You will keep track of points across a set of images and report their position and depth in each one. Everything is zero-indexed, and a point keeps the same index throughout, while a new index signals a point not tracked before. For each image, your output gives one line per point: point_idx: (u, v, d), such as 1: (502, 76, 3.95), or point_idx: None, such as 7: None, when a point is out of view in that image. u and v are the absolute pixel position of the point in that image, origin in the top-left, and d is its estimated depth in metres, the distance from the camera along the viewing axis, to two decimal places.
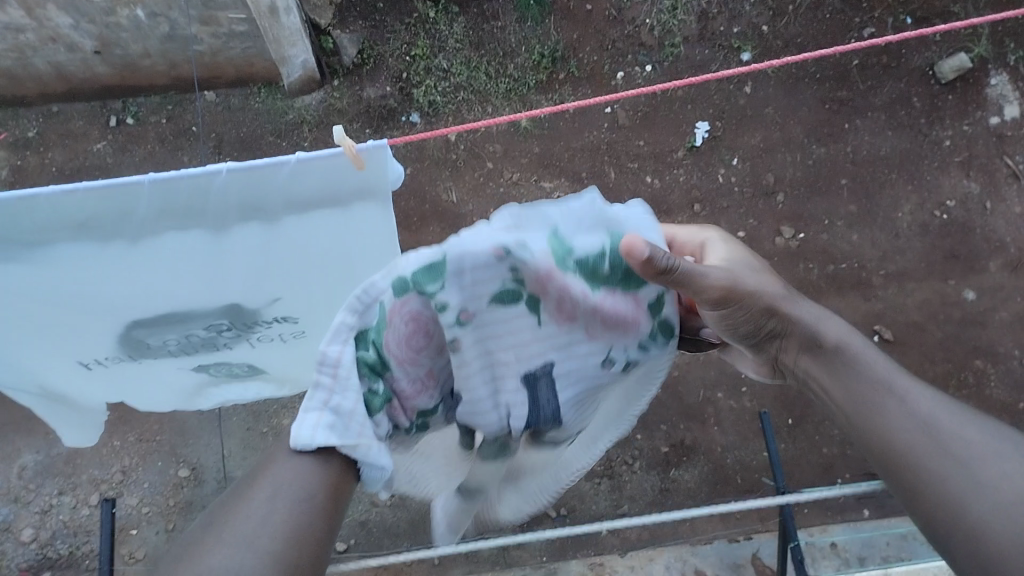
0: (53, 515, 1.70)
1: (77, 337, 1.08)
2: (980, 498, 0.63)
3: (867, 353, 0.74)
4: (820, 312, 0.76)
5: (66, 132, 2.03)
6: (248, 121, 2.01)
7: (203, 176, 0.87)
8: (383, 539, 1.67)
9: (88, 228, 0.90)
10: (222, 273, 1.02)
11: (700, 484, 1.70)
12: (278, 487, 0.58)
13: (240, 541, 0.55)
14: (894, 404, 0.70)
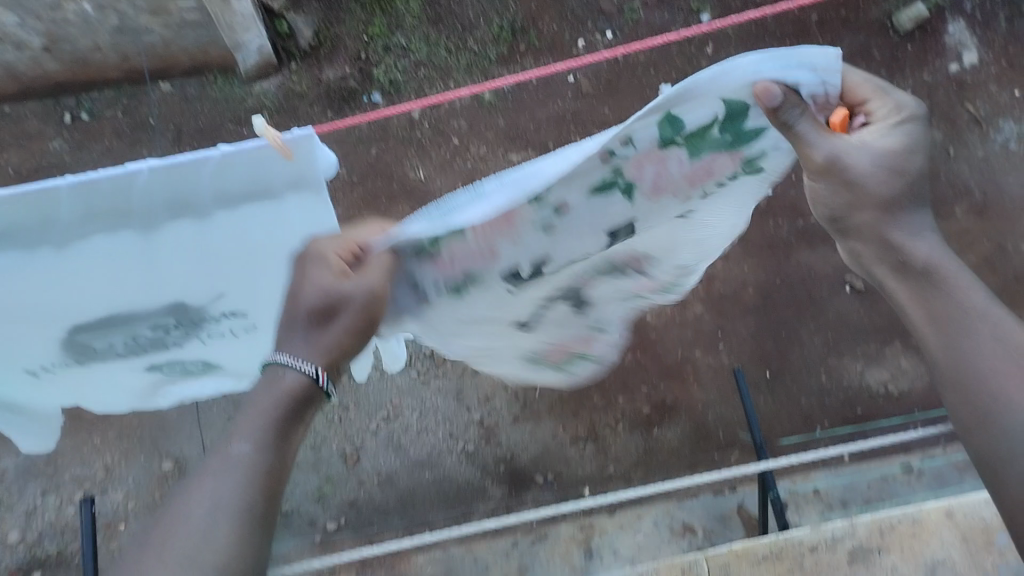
0: (38, 517, 1.68)
1: (23, 345, 1.06)
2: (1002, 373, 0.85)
3: (956, 272, 0.89)
4: (929, 226, 0.89)
5: (22, 130, 1.99)
6: (206, 110, 1.98)
7: (123, 176, 0.81)
8: (375, 516, 1.67)
9: (11, 235, 0.85)
10: (162, 275, 0.98)
11: (683, 443, 1.71)
12: (221, 484, 0.84)
13: (203, 526, 0.82)
14: (968, 316, 0.88)
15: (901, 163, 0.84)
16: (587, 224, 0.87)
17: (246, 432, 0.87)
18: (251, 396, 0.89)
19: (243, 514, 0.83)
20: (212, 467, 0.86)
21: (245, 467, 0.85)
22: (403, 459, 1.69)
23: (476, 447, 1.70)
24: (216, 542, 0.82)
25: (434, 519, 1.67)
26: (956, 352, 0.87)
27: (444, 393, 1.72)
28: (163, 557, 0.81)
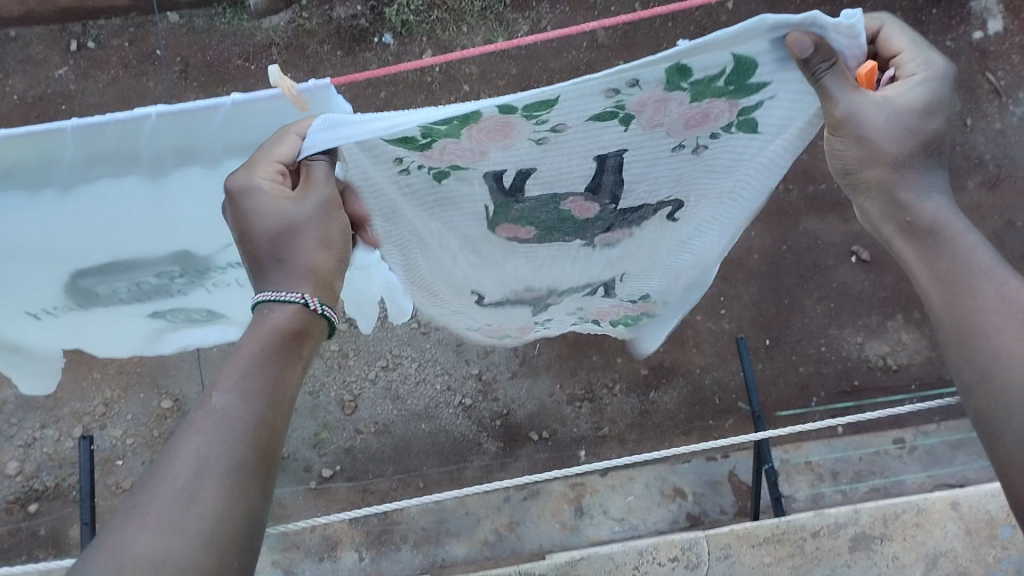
0: (37, 449, 1.70)
1: (24, 287, 1.06)
2: (1012, 343, 0.74)
3: (966, 237, 0.80)
4: (941, 186, 0.80)
5: (25, 57, 1.95)
6: (214, 44, 1.94)
7: (131, 121, 0.78)
8: (369, 465, 1.68)
9: (13, 175, 0.83)
10: (165, 218, 0.95)
11: (679, 406, 1.72)
12: (214, 423, 0.71)
13: (170, 524, 0.64)
14: (984, 285, 0.78)
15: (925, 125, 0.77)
16: (581, 160, 0.82)
17: (234, 387, 0.74)
18: (236, 360, 0.76)
19: (230, 475, 0.69)
20: (196, 416, 0.72)
21: (234, 421, 0.72)
22: (400, 410, 1.70)
23: (473, 401, 1.71)
24: (206, 507, 0.66)
25: (428, 471, 1.68)
26: (943, 304, 0.80)
27: (443, 344, 1.72)
28: (144, 525, 0.64)
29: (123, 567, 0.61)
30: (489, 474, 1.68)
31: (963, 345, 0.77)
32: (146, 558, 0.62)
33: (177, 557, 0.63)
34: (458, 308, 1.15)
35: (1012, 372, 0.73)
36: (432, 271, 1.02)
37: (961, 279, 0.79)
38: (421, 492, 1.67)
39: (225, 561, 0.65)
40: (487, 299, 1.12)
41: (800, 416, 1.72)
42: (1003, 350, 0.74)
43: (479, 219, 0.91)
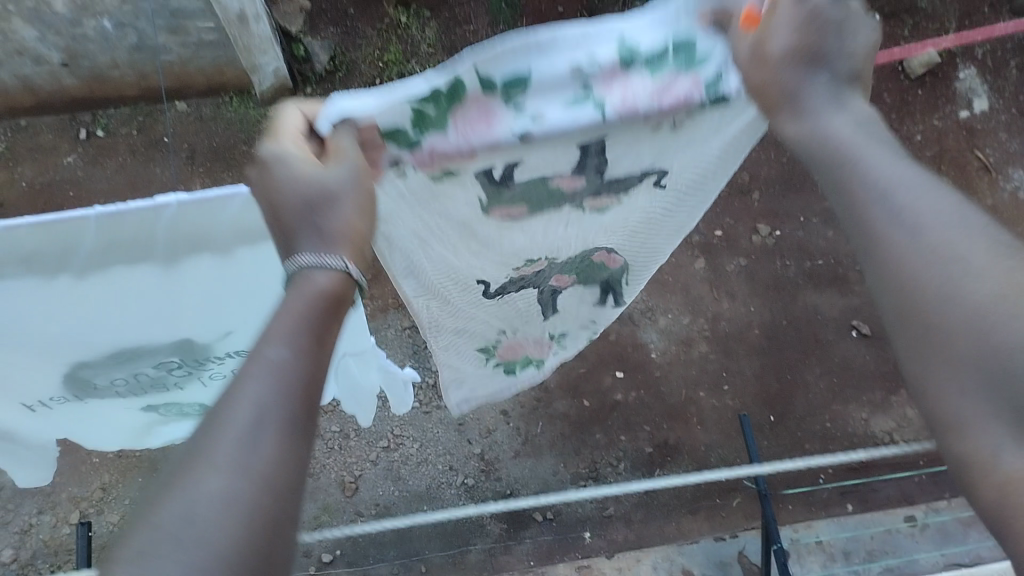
0: (33, 535, 1.67)
1: (25, 379, 1.05)
2: (976, 284, 0.54)
3: (892, 169, 0.61)
4: (851, 108, 0.64)
5: (36, 145, 2.00)
6: (221, 131, 1.99)
7: (151, 208, 0.80)
8: (370, 549, 1.65)
9: (30, 264, 0.83)
10: (171, 310, 0.97)
11: (684, 484, 1.70)
12: (268, 367, 0.58)
13: (232, 472, 0.52)
14: (909, 225, 0.58)
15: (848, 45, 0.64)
16: (559, 150, 0.75)
17: (293, 323, 0.61)
18: (295, 277, 0.64)
19: (298, 427, 0.56)
20: (245, 369, 0.58)
21: (296, 370, 0.59)
22: (401, 491, 1.68)
23: (475, 482, 1.68)
24: (273, 456, 0.54)
25: (431, 556, 1.64)
26: (900, 285, 0.57)
27: (445, 424, 1.71)
28: (212, 466, 0.53)
29: (192, 517, 0.50)
30: (492, 558, 1.65)
31: (908, 298, 0.57)
32: (214, 501, 0.51)
33: (229, 509, 0.51)
34: (471, 315, 1.12)
35: (989, 309, 0.53)
36: (438, 271, 0.97)
37: (886, 204, 0.59)
38: None
39: (276, 530, 0.52)
40: (492, 289, 1.06)
41: (808, 494, 1.70)
42: (953, 283, 0.55)
43: (475, 205, 0.84)
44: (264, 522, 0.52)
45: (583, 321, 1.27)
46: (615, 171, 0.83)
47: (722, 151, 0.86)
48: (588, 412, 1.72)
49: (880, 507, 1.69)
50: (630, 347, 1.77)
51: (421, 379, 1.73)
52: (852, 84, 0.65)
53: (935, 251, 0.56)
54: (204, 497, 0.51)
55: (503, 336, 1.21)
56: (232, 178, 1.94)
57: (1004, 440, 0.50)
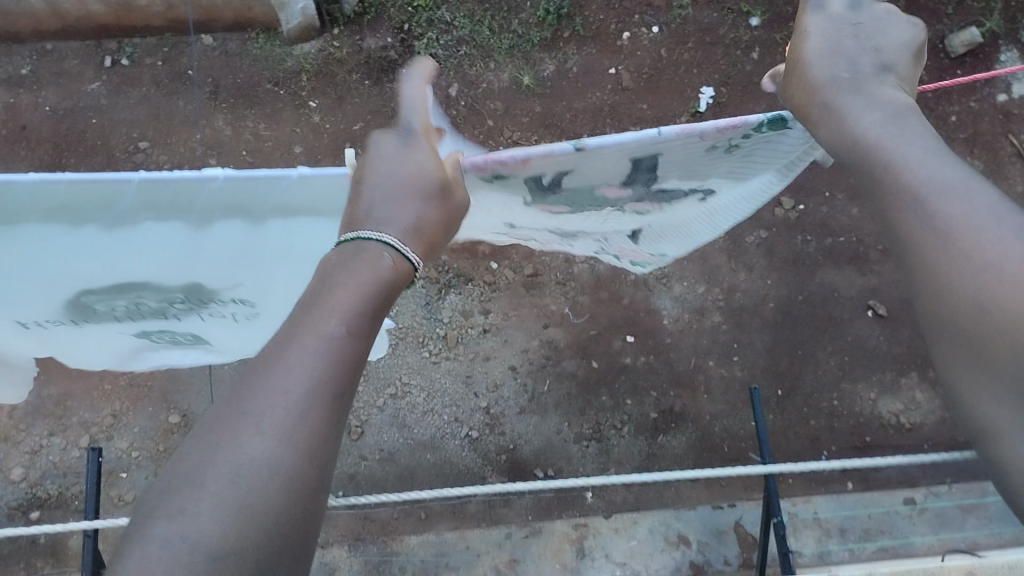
0: (43, 456, 1.70)
1: (26, 299, 1.04)
2: (978, 273, 0.66)
3: (921, 162, 0.73)
4: (881, 102, 0.78)
5: (60, 70, 1.99)
6: (246, 67, 1.97)
7: (196, 179, 0.85)
8: (371, 492, 1.67)
9: (69, 213, 0.89)
10: (190, 262, 1.00)
11: (687, 451, 1.71)
12: (320, 342, 0.67)
13: (276, 435, 0.62)
14: (938, 222, 0.69)
15: (868, 50, 0.81)
16: (614, 163, 0.88)
17: (341, 307, 0.69)
18: (345, 263, 0.73)
19: (339, 400, 0.65)
20: (299, 341, 0.66)
21: (345, 349, 0.68)
22: (406, 438, 1.70)
23: (479, 434, 1.70)
24: (313, 425, 0.63)
25: (430, 503, 1.67)
26: (936, 275, 0.69)
27: (453, 375, 1.72)
28: (259, 430, 0.62)
29: (239, 471, 0.60)
30: (491, 509, 1.67)
31: (931, 288, 0.70)
32: (258, 467, 0.60)
33: (269, 468, 0.60)
34: (490, 238, 1.20)
35: (985, 296, 0.65)
36: (472, 222, 1.09)
37: (912, 194, 0.72)
38: (421, 524, 1.66)
39: (305, 491, 0.61)
40: (519, 231, 1.16)
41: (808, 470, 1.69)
42: (961, 272, 0.67)
43: (519, 201, 0.96)
44: (298, 483, 0.61)
45: (599, 250, 1.29)
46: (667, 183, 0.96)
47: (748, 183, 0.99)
48: (595, 373, 1.73)
49: (879, 487, 1.67)
50: (643, 312, 1.76)
51: (431, 330, 1.74)
52: (884, 75, 0.80)
53: (961, 246, 0.68)
54: (249, 457, 0.60)
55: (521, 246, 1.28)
56: (255, 116, 1.94)
57: (1001, 416, 0.66)
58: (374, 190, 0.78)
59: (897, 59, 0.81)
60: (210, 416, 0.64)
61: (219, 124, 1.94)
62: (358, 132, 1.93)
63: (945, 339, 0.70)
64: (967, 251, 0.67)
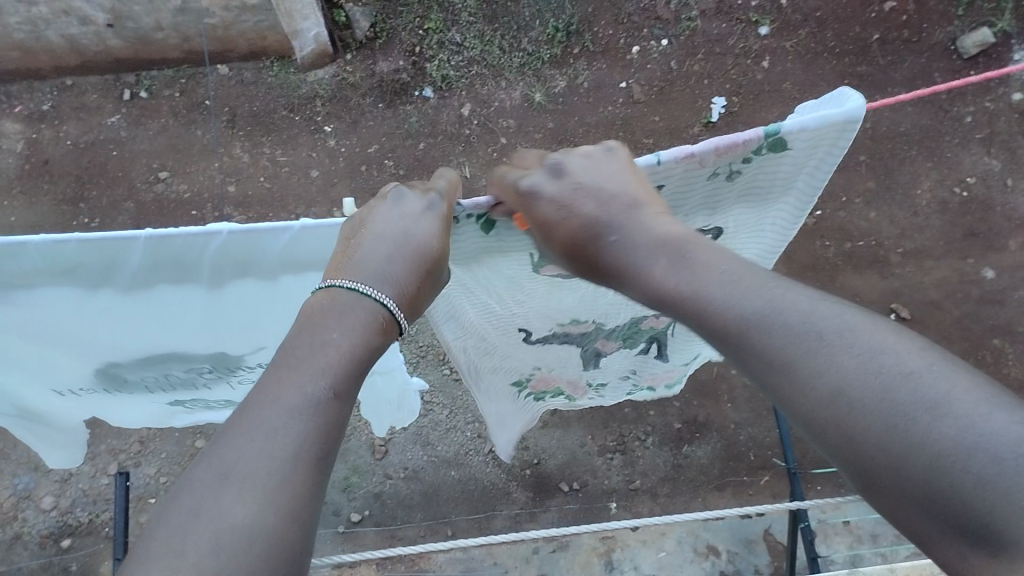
0: (72, 484, 1.72)
1: (56, 367, 1.07)
2: (839, 391, 0.59)
3: (738, 285, 0.71)
4: (665, 238, 0.78)
5: (81, 105, 2.03)
6: (262, 95, 2.00)
7: (200, 236, 0.81)
8: (396, 511, 1.67)
9: (80, 275, 0.86)
10: (211, 324, 1.00)
11: (713, 460, 1.70)
12: (305, 407, 0.66)
13: (261, 494, 0.60)
14: (781, 354, 0.65)
15: (608, 193, 0.81)
16: None
17: (323, 370, 0.70)
18: (337, 315, 0.73)
19: (323, 466, 0.65)
20: (285, 403, 0.66)
21: (330, 412, 0.68)
22: (430, 456, 1.69)
23: (503, 450, 1.69)
24: (298, 487, 0.62)
25: (456, 520, 1.67)
26: (806, 406, 0.62)
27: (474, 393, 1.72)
28: (241, 494, 0.60)
29: (222, 531, 0.57)
30: (517, 524, 1.67)
31: (817, 424, 0.61)
32: (240, 531, 0.57)
33: (253, 529, 0.58)
34: (506, 352, 1.12)
35: (858, 406, 0.58)
36: (481, 318, 1.02)
37: (753, 326, 0.68)
38: (448, 541, 1.66)
39: (290, 548, 0.59)
40: (533, 337, 1.09)
41: (838, 474, 1.70)
42: (837, 390, 0.60)
43: (528, 263, 0.92)
44: (281, 540, 0.59)
45: (623, 371, 1.27)
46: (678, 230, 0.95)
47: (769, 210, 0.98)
48: None
49: None
50: None
51: None
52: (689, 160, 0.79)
53: (825, 368, 0.61)
54: (234, 514, 0.58)
55: (535, 372, 1.21)
56: (273, 142, 1.97)
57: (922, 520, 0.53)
58: (377, 246, 0.77)
59: (636, 188, 0.81)
60: (186, 481, 0.62)
61: (237, 151, 1.97)
62: (373, 155, 1.96)
63: (847, 468, 0.59)
64: (829, 368, 0.61)
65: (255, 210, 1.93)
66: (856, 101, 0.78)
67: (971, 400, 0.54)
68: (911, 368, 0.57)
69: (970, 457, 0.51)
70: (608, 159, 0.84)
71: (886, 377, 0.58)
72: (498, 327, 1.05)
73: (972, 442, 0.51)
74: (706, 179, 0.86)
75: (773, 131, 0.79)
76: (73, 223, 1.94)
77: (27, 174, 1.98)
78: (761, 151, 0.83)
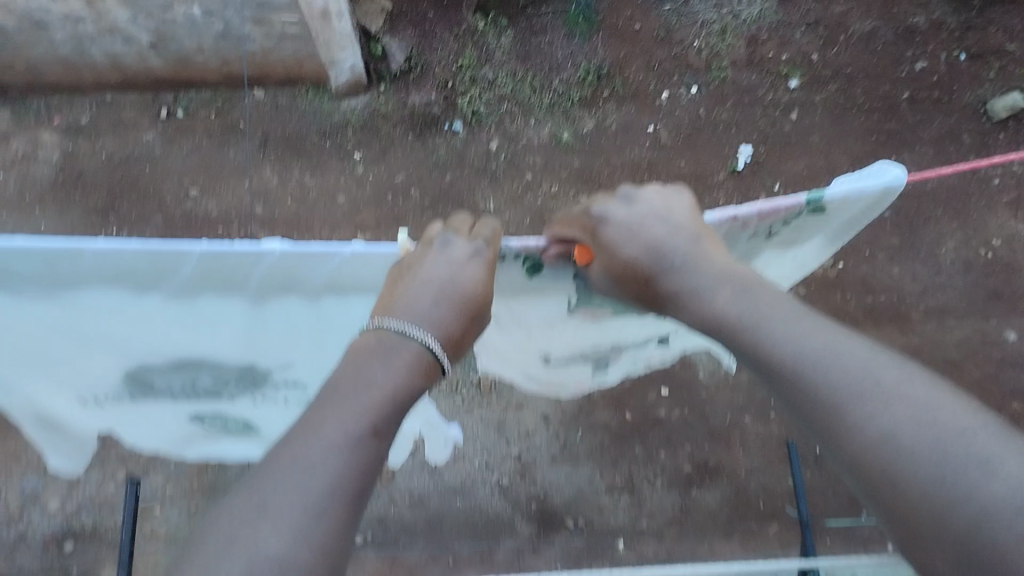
0: (79, 491, 1.72)
1: (85, 371, 1.07)
2: (896, 433, 0.66)
3: (792, 327, 0.78)
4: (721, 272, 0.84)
5: (118, 122, 2.07)
6: (294, 120, 2.04)
7: (256, 255, 0.83)
8: (399, 535, 1.65)
9: (128, 279, 0.87)
10: (249, 340, 1.02)
11: (721, 507, 1.68)
12: (340, 445, 0.66)
13: (295, 531, 0.61)
14: (836, 391, 0.71)
15: (672, 225, 0.88)
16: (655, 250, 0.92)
17: (366, 409, 0.70)
18: (385, 356, 0.74)
19: (357, 504, 0.65)
20: (323, 438, 0.66)
21: (368, 453, 0.68)
22: (437, 484, 1.68)
23: (511, 482, 1.68)
24: (331, 526, 0.62)
25: (458, 547, 1.65)
26: (855, 447, 0.68)
27: (484, 422, 1.71)
28: (276, 528, 0.61)
29: (254, 566, 0.59)
30: (521, 557, 1.65)
31: (863, 466, 0.67)
32: (272, 566, 0.59)
33: (284, 564, 0.59)
34: (526, 363, 1.19)
35: (913, 452, 0.64)
36: (505, 339, 1.09)
37: (795, 363, 0.75)
38: (449, 569, 1.63)
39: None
40: (553, 359, 1.16)
41: (849, 531, 1.66)
42: (888, 433, 0.66)
43: (563, 305, 0.99)
44: (309, 574, 0.60)
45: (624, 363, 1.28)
46: None
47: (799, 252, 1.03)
48: (629, 426, 1.71)
49: None
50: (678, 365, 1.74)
51: (465, 376, 1.71)
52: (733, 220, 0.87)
53: (873, 414, 0.68)
54: (264, 551, 0.59)
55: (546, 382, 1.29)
56: (302, 166, 2.00)
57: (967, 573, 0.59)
58: (423, 289, 0.78)
59: (696, 223, 0.88)
60: (224, 509, 0.64)
61: (267, 172, 2.01)
62: (399, 183, 1.98)
63: (896, 518, 0.65)
64: (880, 413, 0.68)
65: (280, 230, 1.96)
66: (897, 171, 0.83)
67: (1021, 462, 0.60)
68: (960, 426, 0.64)
69: (1006, 515, 0.58)
70: (676, 199, 0.91)
71: (936, 432, 0.64)
72: (522, 344, 1.11)
73: (1013, 501, 0.58)
74: (746, 235, 0.92)
75: (816, 199, 0.84)
76: (100, 232, 1.98)
77: (61, 182, 2.02)
78: (802, 214, 0.89)
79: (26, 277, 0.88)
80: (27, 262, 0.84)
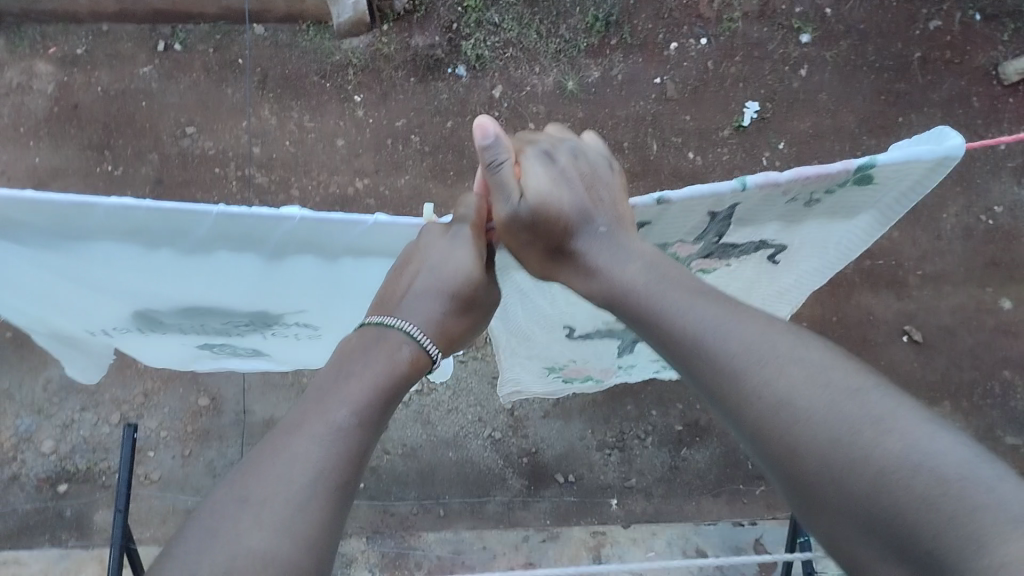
0: (74, 430, 1.74)
1: (96, 306, 1.08)
2: (805, 395, 0.60)
3: (697, 308, 0.71)
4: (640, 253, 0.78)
5: (114, 53, 2.02)
6: (295, 59, 2.00)
7: (273, 220, 0.79)
8: (391, 487, 1.68)
9: (138, 237, 0.85)
10: (261, 289, 1.01)
11: (710, 466, 1.71)
12: (327, 434, 0.67)
13: (278, 523, 0.60)
14: (751, 372, 0.64)
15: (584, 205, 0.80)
16: (690, 217, 0.85)
17: (350, 399, 0.71)
18: (366, 351, 0.77)
19: (347, 493, 0.65)
20: (309, 428, 0.67)
21: (351, 439, 0.68)
22: (429, 435, 1.70)
23: (502, 435, 1.70)
24: (315, 517, 0.62)
25: (449, 500, 1.67)
26: (753, 419, 0.62)
27: (479, 375, 1.72)
28: (258, 521, 0.60)
29: (233, 559, 0.57)
30: (510, 512, 1.67)
31: (766, 439, 0.61)
32: (254, 557, 0.58)
33: (267, 556, 0.58)
34: (553, 344, 1.18)
35: (812, 412, 0.59)
36: (528, 316, 1.08)
37: (706, 342, 0.68)
38: (440, 520, 1.66)
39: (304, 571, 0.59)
40: (575, 331, 1.13)
41: None
42: (801, 409, 0.60)
43: None
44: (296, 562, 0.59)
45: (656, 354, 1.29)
46: (741, 238, 0.97)
47: (850, 222, 0.98)
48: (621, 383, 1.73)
49: None
50: None
51: None
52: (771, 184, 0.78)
53: (786, 394, 0.61)
54: (246, 543, 0.59)
55: (571, 362, 1.27)
56: (300, 107, 1.97)
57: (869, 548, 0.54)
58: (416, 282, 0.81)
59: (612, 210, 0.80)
60: (204, 506, 0.63)
61: (265, 114, 1.97)
62: (400, 129, 1.96)
63: (801, 492, 0.59)
64: (779, 378, 0.62)
65: (277, 173, 1.94)
66: (956, 140, 0.77)
67: (915, 419, 0.55)
68: (882, 411, 0.56)
69: (938, 497, 0.51)
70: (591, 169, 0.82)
71: (854, 421, 0.57)
72: (548, 325, 1.11)
73: (915, 461, 0.53)
74: (786, 204, 0.87)
75: (866, 165, 0.78)
76: (95, 168, 1.96)
77: (55, 117, 1.99)
78: (850, 182, 0.83)
79: (31, 228, 0.84)
80: (36, 216, 0.81)
